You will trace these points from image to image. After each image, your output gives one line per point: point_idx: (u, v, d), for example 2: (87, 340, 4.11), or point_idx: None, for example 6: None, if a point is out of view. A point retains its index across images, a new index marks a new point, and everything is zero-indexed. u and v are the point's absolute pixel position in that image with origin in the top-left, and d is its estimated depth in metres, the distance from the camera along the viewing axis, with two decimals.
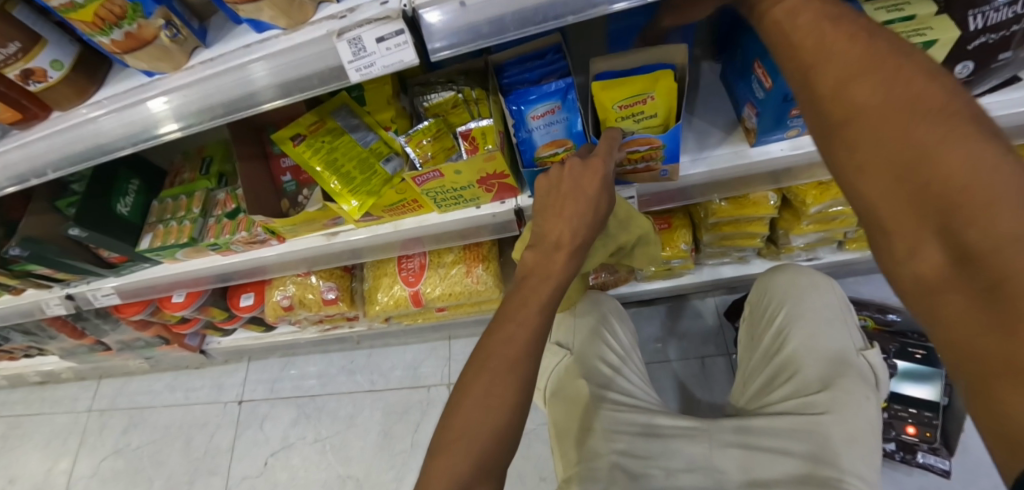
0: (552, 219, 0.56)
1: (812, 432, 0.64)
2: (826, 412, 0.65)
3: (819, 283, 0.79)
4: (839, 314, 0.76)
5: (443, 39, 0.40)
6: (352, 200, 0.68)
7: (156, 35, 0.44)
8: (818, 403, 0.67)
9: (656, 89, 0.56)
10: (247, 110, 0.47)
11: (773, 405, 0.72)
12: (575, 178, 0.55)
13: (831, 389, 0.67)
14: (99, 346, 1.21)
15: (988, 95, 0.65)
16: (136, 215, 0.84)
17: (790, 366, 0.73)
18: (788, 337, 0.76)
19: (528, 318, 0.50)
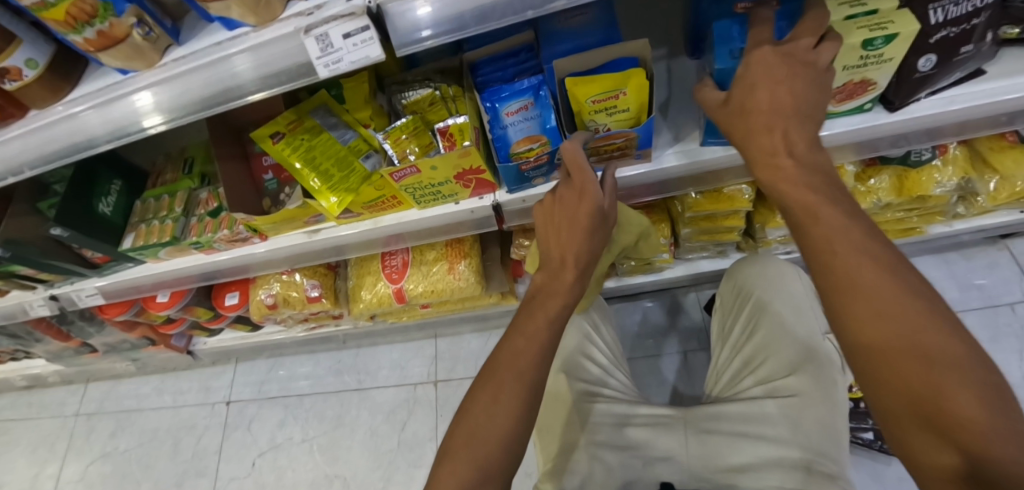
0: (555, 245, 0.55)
1: (783, 416, 0.66)
2: (795, 395, 0.67)
3: (784, 270, 0.81)
4: (805, 299, 0.78)
5: (427, 27, 0.41)
6: (331, 196, 0.69)
7: (129, 33, 0.44)
8: (789, 387, 0.68)
9: (628, 86, 0.56)
10: (224, 104, 0.48)
11: (747, 391, 0.74)
12: (567, 206, 0.53)
13: (800, 372, 0.68)
14: (85, 348, 1.20)
15: (954, 87, 0.67)
16: (118, 215, 0.84)
17: (762, 353, 0.76)
18: (760, 326, 0.78)
19: (536, 333, 0.50)
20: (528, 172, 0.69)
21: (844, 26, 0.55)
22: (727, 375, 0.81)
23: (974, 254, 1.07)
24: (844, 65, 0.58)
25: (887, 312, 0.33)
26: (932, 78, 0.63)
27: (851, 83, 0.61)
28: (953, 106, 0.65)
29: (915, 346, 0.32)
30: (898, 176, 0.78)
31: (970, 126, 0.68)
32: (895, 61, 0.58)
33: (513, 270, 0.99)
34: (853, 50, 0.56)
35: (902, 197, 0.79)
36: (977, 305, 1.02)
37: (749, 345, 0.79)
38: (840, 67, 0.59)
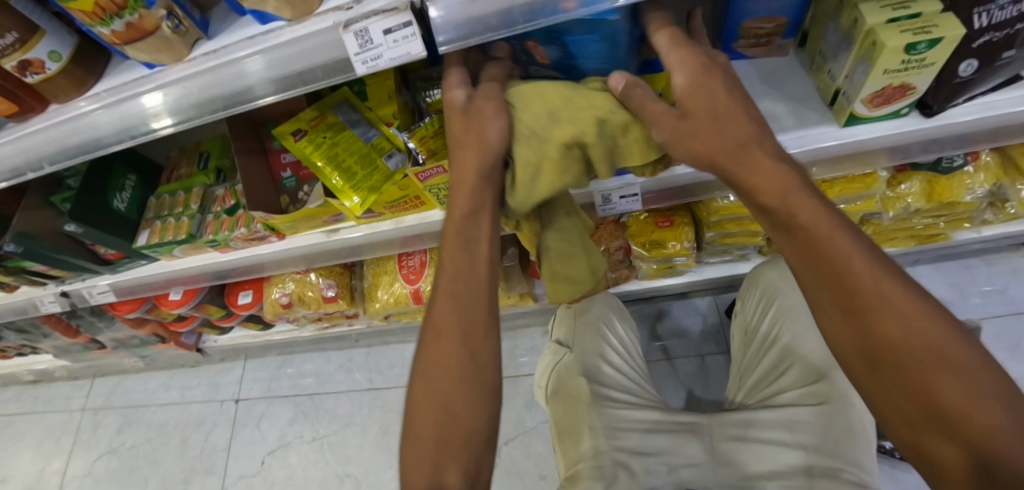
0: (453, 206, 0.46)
1: (813, 423, 0.64)
2: (823, 403, 0.65)
3: None
4: None
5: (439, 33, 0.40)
6: (354, 196, 0.67)
7: (158, 25, 0.43)
8: (816, 394, 0.67)
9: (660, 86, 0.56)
10: (244, 105, 0.46)
11: (774, 398, 0.72)
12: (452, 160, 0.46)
13: (825, 380, 0.67)
14: (94, 344, 1.19)
15: (990, 93, 0.65)
16: (132, 210, 0.83)
17: (787, 360, 0.74)
18: (784, 332, 0.76)
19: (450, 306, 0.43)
20: None
21: (886, 29, 0.54)
22: (752, 380, 0.79)
23: (996, 259, 1.05)
24: (885, 69, 0.56)
25: (885, 313, 0.34)
26: (972, 83, 0.61)
27: (889, 88, 0.59)
28: (991, 112, 0.64)
29: (904, 339, 0.34)
30: (929, 181, 0.76)
31: (1005, 131, 0.67)
32: (937, 66, 0.56)
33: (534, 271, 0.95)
34: (894, 54, 0.54)
35: (931, 202, 0.77)
36: (999, 312, 1.01)
37: (774, 351, 0.77)
38: (880, 73, 0.56)
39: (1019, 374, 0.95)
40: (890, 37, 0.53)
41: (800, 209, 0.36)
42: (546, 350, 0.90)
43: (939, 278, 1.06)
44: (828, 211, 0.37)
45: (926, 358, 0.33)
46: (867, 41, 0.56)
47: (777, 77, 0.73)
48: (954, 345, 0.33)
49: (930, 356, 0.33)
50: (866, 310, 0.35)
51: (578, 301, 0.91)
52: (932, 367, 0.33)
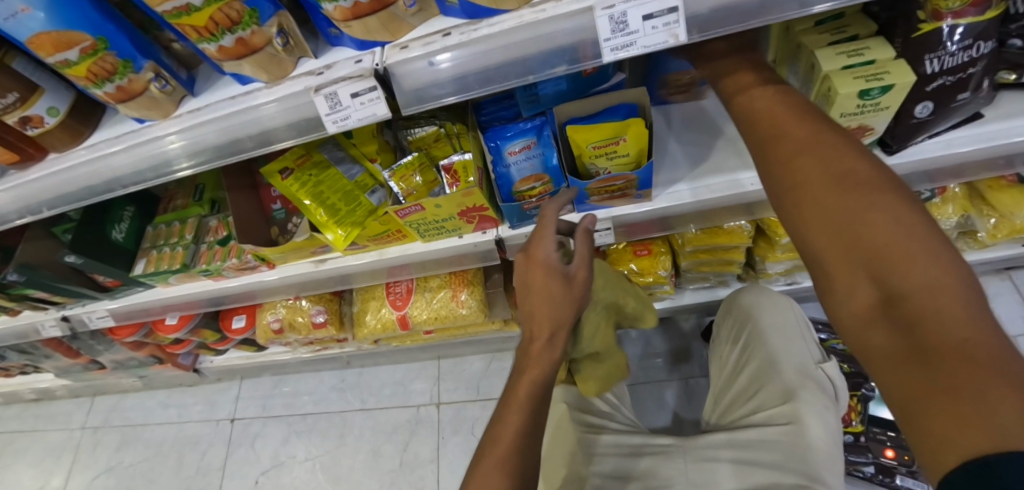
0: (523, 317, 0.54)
1: (778, 442, 0.66)
2: (789, 423, 0.66)
3: (778, 299, 0.82)
4: (798, 329, 0.79)
5: (431, 88, 0.42)
6: (337, 230, 0.71)
7: (146, 87, 0.47)
8: (782, 414, 0.68)
9: (627, 134, 0.58)
10: (259, 148, 0.48)
11: (744, 419, 0.75)
12: (528, 282, 0.53)
13: (790, 400, 0.69)
14: (93, 365, 1.22)
15: (951, 130, 0.67)
16: (130, 240, 0.86)
17: (758, 382, 0.76)
18: (754, 355, 0.79)
19: (513, 417, 0.47)
20: (531, 210, 0.69)
21: (841, 75, 0.55)
22: (726, 402, 0.82)
23: None
24: (841, 113, 0.58)
25: (841, 207, 0.34)
26: (930, 123, 0.63)
27: (848, 128, 0.62)
28: (951, 149, 0.66)
29: (861, 231, 0.32)
30: None
31: (968, 168, 0.68)
32: (891, 109, 0.58)
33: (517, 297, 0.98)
34: (849, 99, 0.55)
35: None
36: None
37: (745, 374, 0.80)
38: (837, 115, 0.58)
39: None
40: (844, 83, 0.55)
41: (779, 123, 0.40)
42: None
43: None
44: (795, 119, 0.40)
45: (883, 248, 0.31)
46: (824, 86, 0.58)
47: None
48: (937, 253, 0.29)
49: (894, 251, 0.30)
50: (811, 201, 0.35)
51: None
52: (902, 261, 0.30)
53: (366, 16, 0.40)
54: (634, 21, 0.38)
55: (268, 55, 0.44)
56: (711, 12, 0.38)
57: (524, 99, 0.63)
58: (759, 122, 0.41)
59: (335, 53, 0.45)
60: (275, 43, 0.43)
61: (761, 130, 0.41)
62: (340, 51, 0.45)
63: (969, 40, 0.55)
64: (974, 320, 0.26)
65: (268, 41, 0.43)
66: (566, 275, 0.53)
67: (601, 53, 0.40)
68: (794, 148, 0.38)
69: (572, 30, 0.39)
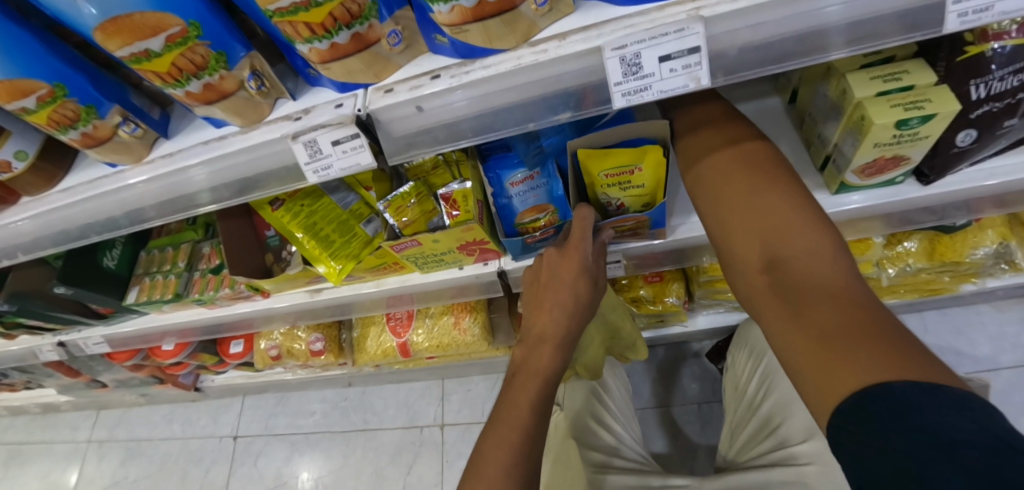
0: (537, 315, 0.53)
1: (805, 484, 0.59)
2: (813, 463, 0.61)
3: None
4: None
5: (420, 138, 0.38)
6: (331, 263, 0.67)
7: (114, 132, 0.43)
8: (806, 454, 0.63)
9: (644, 162, 0.52)
10: (237, 197, 0.45)
11: (763, 458, 0.70)
12: (553, 268, 0.55)
13: (813, 439, 0.63)
14: (95, 383, 1.21)
15: (995, 157, 0.61)
16: (122, 267, 0.83)
17: (777, 418, 0.73)
18: (774, 389, 0.76)
19: (518, 419, 0.44)
20: (535, 244, 0.64)
21: (876, 102, 0.50)
22: (743, 438, 0.79)
23: (1008, 306, 1.01)
24: (875, 142, 0.53)
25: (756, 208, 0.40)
26: (970, 152, 0.57)
27: (882, 157, 0.56)
28: (994, 179, 0.60)
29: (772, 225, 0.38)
30: (929, 239, 0.76)
31: (1011, 197, 0.63)
32: (932, 138, 0.52)
33: None
34: (884, 129, 0.50)
35: (933, 261, 0.78)
36: (1012, 363, 0.97)
37: (764, 408, 0.76)
38: (870, 145, 0.53)
39: None
40: (877, 114, 0.49)
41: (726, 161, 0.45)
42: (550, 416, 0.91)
43: (946, 325, 1.02)
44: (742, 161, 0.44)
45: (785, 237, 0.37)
46: (856, 114, 0.52)
47: None
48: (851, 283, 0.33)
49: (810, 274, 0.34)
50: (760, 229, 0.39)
51: None
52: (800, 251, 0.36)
53: (341, 58, 0.35)
54: (649, 63, 0.33)
55: (241, 99, 0.40)
56: (738, 51, 0.34)
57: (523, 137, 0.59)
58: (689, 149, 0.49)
59: (316, 94, 0.41)
60: (248, 86, 0.39)
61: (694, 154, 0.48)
62: (321, 92, 0.41)
63: (1020, 64, 0.49)
64: (876, 312, 0.29)
65: (240, 85, 0.39)
66: (591, 276, 0.55)
67: (611, 97, 0.35)
68: (737, 183, 0.43)
69: (577, 73, 0.34)
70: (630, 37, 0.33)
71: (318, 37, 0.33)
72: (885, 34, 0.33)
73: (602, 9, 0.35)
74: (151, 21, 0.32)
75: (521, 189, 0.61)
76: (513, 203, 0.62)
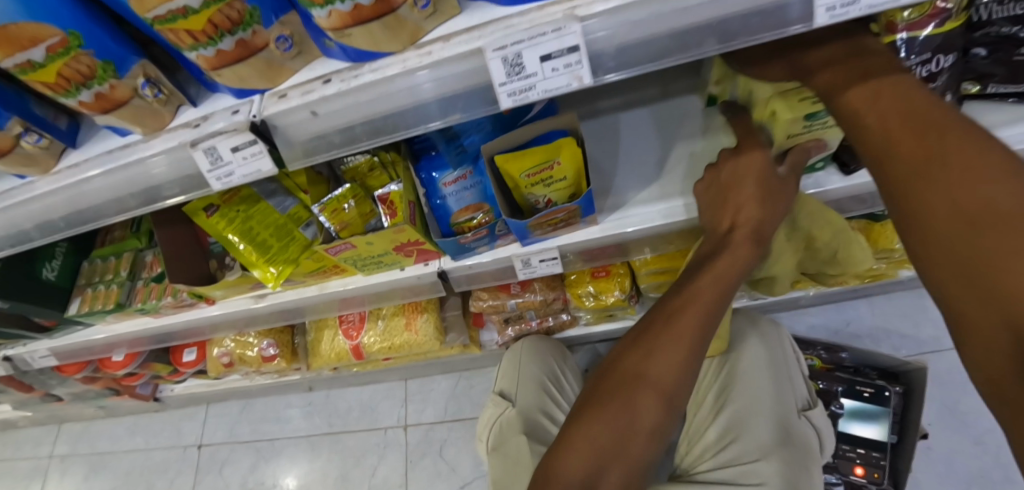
0: (654, 336, 0.45)
1: None
2: (762, 483, 0.63)
3: (767, 337, 0.83)
4: (784, 371, 0.79)
5: (317, 144, 0.39)
6: (270, 267, 0.67)
7: (15, 143, 0.42)
8: (757, 472, 0.65)
9: (561, 156, 0.54)
10: (149, 205, 0.45)
11: (712, 470, 0.70)
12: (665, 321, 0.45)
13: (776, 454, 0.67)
14: (51, 397, 1.18)
15: None
16: (64, 279, 0.81)
17: (733, 429, 0.74)
18: (734, 399, 0.77)
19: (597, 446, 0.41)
20: (470, 245, 0.64)
21: (780, 96, 0.48)
22: (698, 447, 0.76)
23: None
24: (786, 135, 0.50)
25: (965, 200, 0.27)
26: None
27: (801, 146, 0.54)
28: None
29: (990, 227, 0.25)
30: (863, 228, 0.79)
31: None
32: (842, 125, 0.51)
33: (474, 320, 0.96)
34: (794, 122, 0.48)
35: (867, 249, 0.80)
36: None
37: (722, 418, 0.77)
38: (783, 138, 0.51)
39: (974, 408, 0.95)
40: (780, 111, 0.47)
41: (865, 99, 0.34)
42: (488, 402, 0.88)
43: (892, 309, 1.06)
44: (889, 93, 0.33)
45: (998, 246, 0.24)
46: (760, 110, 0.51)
47: (700, 131, 0.72)
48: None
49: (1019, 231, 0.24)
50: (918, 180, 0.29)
51: (519, 346, 0.93)
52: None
53: (230, 65, 0.35)
54: (530, 63, 0.34)
55: (139, 107, 0.40)
56: (618, 49, 0.34)
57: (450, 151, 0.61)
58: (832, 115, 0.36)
59: (215, 100, 0.41)
60: (143, 94, 0.39)
61: (847, 123, 0.35)
62: (220, 98, 0.41)
63: (928, 54, 0.52)
64: None
65: (134, 93, 0.39)
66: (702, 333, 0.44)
67: (499, 98, 0.35)
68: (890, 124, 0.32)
69: (460, 76, 0.35)
70: (510, 37, 0.33)
71: (202, 44, 0.33)
72: (757, 32, 0.34)
73: (487, 10, 0.35)
74: (29, 32, 0.31)
75: (454, 187, 0.62)
76: (447, 205, 0.63)
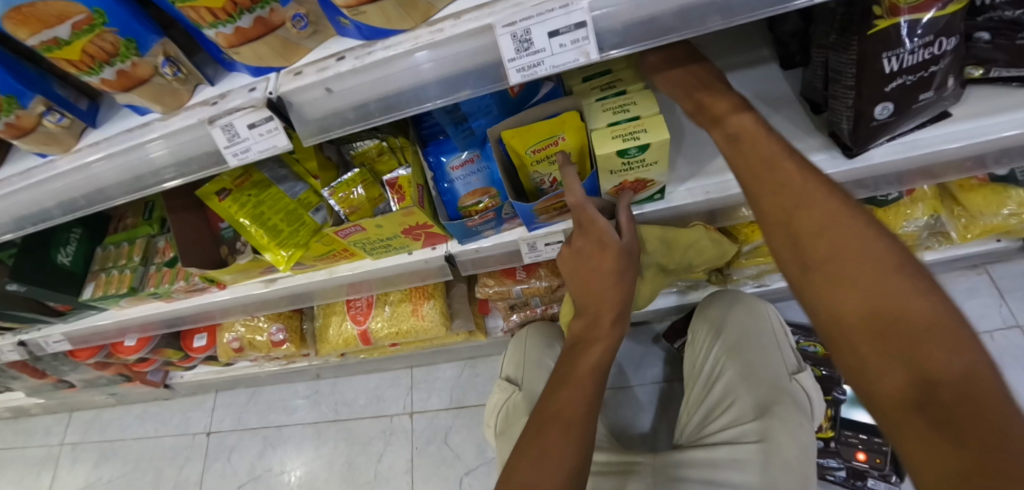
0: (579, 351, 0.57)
1: (750, 462, 0.65)
2: (760, 441, 0.66)
3: (754, 307, 0.83)
4: (775, 337, 0.80)
5: (330, 121, 0.40)
6: (281, 251, 0.68)
7: (38, 122, 0.43)
8: (753, 432, 0.68)
9: (564, 130, 0.55)
10: (148, 188, 0.47)
11: (714, 435, 0.73)
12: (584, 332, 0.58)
13: (765, 418, 0.68)
14: (63, 384, 1.20)
15: (917, 130, 0.65)
16: (78, 264, 0.82)
17: (730, 396, 0.76)
18: (730, 369, 0.79)
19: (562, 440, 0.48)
20: (477, 228, 0.65)
21: (600, 133, 0.51)
22: (697, 418, 0.80)
23: (952, 278, 1.06)
24: (610, 170, 0.55)
25: (810, 219, 0.35)
26: (891, 125, 0.61)
27: (627, 183, 0.59)
28: (915, 151, 0.64)
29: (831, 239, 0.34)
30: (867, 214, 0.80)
31: (937, 168, 0.67)
32: (662, 163, 0.55)
33: (480, 306, 0.98)
34: (610, 158, 0.52)
35: None
36: None
37: (718, 388, 0.79)
38: (607, 172, 0.55)
39: None
40: (597, 146, 0.51)
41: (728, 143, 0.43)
42: (495, 387, 0.89)
43: None
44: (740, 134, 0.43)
45: (841, 254, 0.33)
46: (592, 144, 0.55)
47: None
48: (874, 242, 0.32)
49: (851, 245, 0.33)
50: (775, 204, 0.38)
51: (525, 331, 0.94)
52: (879, 282, 0.31)
53: (247, 43, 0.37)
54: (539, 39, 0.35)
55: (158, 85, 0.41)
56: (622, 28, 0.35)
57: (457, 135, 0.60)
58: (748, 168, 0.41)
59: (233, 79, 0.43)
60: (163, 72, 0.40)
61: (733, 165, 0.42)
62: (237, 77, 0.43)
63: (932, 37, 0.53)
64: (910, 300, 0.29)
65: (155, 71, 0.40)
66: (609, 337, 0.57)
67: (508, 74, 0.37)
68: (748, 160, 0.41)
69: (471, 52, 0.36)
70: (518, 14, 0.34)
71: (223, 22, 0.34)
72: (759, 8, 0.35)
73: None
74: (56, 9, 0.32)
75: (462, 171, 0.63)
76: (454, 189, 0.64)
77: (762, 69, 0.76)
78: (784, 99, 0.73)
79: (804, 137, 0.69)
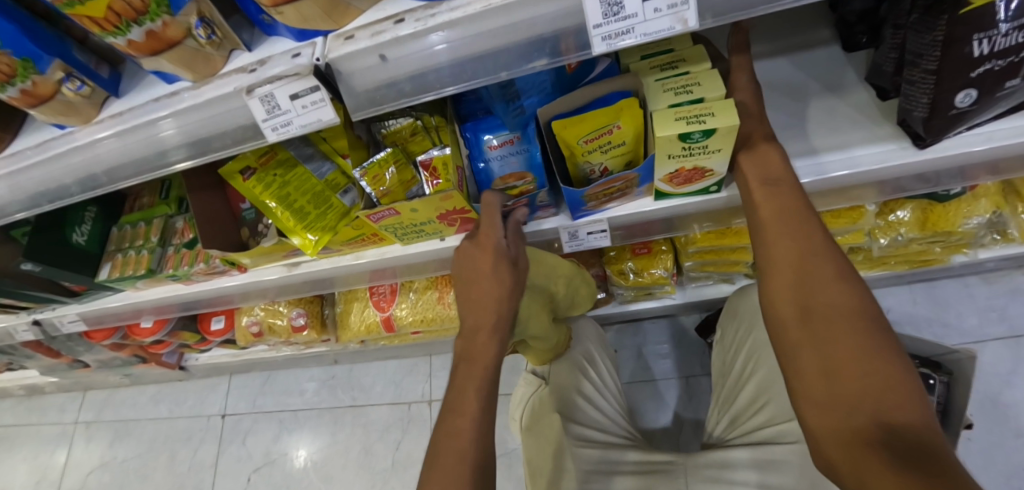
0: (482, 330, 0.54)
1: (789, 463, 0.58)
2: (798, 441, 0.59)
3: None
4: None
5: (381, 93, 0.36)
6: (307, 234, 0.64)
7: (57, 89, 0.40)
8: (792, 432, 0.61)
9: (622, 119, 0.51)
10: (161, 168, 0.44)
11: (753, 433, 0.69)
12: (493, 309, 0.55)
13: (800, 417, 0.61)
14: (77, 363, 1.19)
15: (993, 121, 0.60)
16: (93, 244, 0.79)
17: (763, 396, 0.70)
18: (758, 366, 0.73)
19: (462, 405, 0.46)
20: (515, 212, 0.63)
21: (662, 114, 0.47)
22: (732, 415, 0.77)
23: (996, 278, 1.01)
24: (668, 153, 0.50)
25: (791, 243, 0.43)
26: (970, 114, 0.55)
27: (684, 169, 0.54)
28: (993, 143, 0.59)
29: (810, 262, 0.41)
30: (923, 208, 0.76)
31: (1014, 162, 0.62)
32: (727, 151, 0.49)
33: None
34: (668, 143, 0.47)
35: (925, 231, 0.77)
36: (998, 333, 0.97)
37: (751, 386, 0.74)
38: (665, 156, 0.50)
39: (1016, 401, 0.92)
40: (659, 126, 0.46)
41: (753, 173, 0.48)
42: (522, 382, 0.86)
43: (933, 297, 1.02)
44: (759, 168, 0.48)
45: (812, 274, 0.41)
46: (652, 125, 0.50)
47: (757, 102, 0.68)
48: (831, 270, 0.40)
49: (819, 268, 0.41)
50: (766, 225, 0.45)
51: None
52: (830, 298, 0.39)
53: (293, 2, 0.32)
54: (631, 3, 0.30)
55: (190, 50, 0.37)
56: None
57: (507, 115, 0.54)
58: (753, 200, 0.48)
59: (273, 45, 0.39)
60: (197, 34, 0.36)
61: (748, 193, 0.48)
62: (277, 42, 0.39)
63: None
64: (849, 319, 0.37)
65: (187, 33, 0.36)
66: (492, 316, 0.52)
67: (591, 43, 0.32)
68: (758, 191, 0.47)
69: (550, 18, 0.32)
70: None
71: None
72: None
73: None
74: None
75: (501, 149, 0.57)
76: (490, 170, 0.59)
77: (820, 52, 0.71)
78: (845, 85, 0.68)
79: (867, 126, 0.65)
